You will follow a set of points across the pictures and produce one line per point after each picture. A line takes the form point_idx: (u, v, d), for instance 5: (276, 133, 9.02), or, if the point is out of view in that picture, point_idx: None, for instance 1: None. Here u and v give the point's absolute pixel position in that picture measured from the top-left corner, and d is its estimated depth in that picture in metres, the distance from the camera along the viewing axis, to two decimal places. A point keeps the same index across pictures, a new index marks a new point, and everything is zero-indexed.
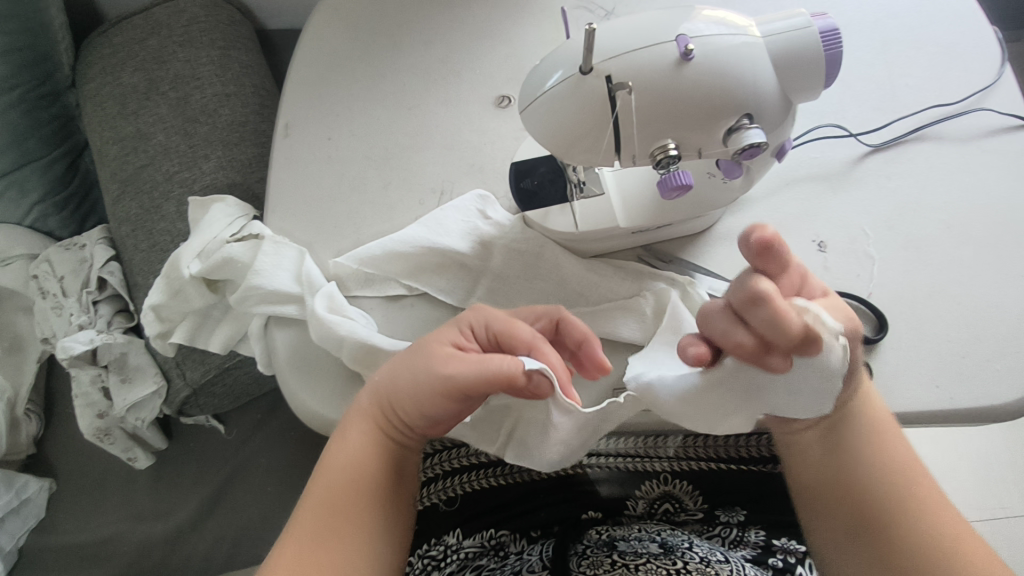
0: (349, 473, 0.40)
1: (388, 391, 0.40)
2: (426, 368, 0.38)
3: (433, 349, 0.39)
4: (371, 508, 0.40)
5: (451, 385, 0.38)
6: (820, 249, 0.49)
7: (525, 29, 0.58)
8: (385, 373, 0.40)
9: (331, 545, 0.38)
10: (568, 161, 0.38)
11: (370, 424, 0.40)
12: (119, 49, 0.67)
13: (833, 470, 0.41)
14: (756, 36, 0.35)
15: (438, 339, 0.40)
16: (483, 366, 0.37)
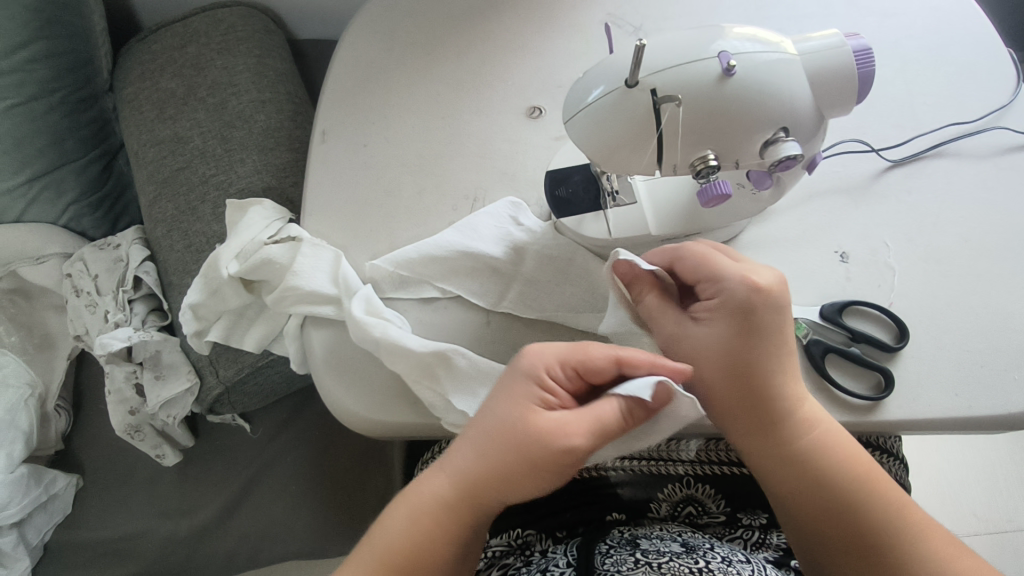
0: (422, 548, 0.39)
1: (474, 461, 0.39)
2: (534, 444, 0.38)
3: (529, 423, 0.38)
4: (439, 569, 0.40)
5: (569, 457, 0.38)
6: (842, 260, 0.51)
7: (556, 44, 0.60)
8: (469, 444, 0.39)
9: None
10: (608, 169, 0.40)
11: (456, 508, 0.40)
12: (158, 56, 0.70)
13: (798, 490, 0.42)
14: (793, 54, 0.37)
15: (530, 408, 0.39)
16: (599, 425, 0.38)
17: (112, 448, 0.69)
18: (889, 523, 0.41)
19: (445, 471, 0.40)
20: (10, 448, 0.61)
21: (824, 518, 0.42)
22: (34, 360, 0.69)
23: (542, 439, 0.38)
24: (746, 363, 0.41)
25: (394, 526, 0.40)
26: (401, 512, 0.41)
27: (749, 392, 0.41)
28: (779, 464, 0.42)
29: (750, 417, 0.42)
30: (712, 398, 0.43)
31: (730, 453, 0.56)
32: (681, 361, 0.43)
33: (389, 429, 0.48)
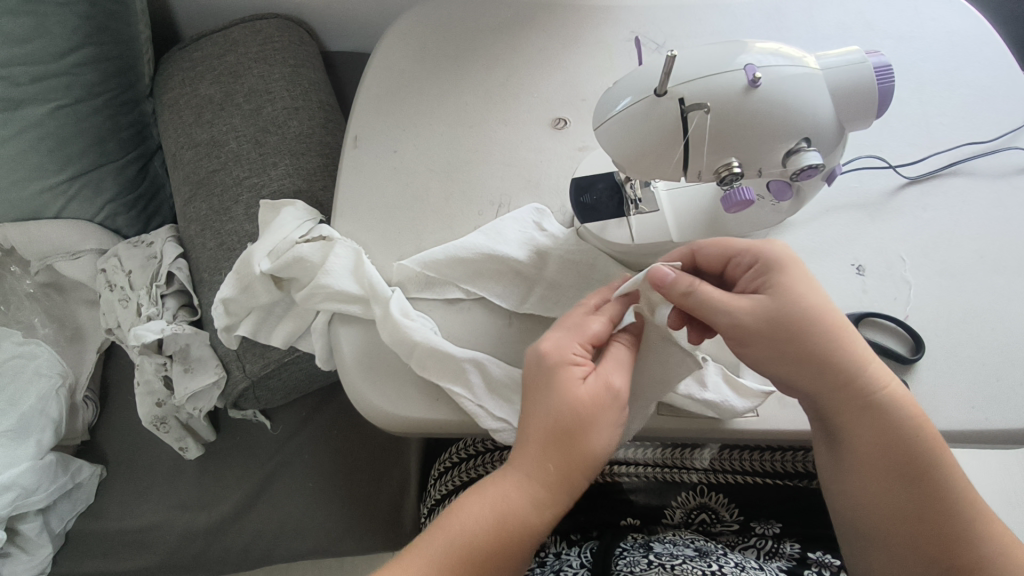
0: (509, 547, 0.39)
1: (566, 450, 0.40)
2: (602, 408, 0.41)
3: (580, 396, 0.40)
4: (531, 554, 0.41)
5: (620, 409, 0.42)
6: (859, 272, 0.52)
7: (581, 59, 0.62)
8: (549, 437, 0.40)
9: None
10: (634, 175, 0.42)
11: (540, 504, 0.40)
12: (198, 64, 0.73)
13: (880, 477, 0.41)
14: (816, 68, 0.39)
15: (572, 381, 0.41)
16: (621, 365, 0.43)
17: (135, 441, 0.71)
18: (950, 493, 0.40)
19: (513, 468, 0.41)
20: (39, 435, 0.63)
21: (881, 483, 0.41)
22: (66, 352, 0.72)
23: (599, 406, 0.41)
24: (802, 321, 0.40)
25: (473, 535, 0.39)
26: (476, 522, 0.40)
27: (810, 353, 0.40)
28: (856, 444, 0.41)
29: (811, 377, 0.41)
30: (786, 370, 0.41)
31: (744, 462, 0.57)
32: (741, 333, 0.41)
33: (417, 427, 0.49)
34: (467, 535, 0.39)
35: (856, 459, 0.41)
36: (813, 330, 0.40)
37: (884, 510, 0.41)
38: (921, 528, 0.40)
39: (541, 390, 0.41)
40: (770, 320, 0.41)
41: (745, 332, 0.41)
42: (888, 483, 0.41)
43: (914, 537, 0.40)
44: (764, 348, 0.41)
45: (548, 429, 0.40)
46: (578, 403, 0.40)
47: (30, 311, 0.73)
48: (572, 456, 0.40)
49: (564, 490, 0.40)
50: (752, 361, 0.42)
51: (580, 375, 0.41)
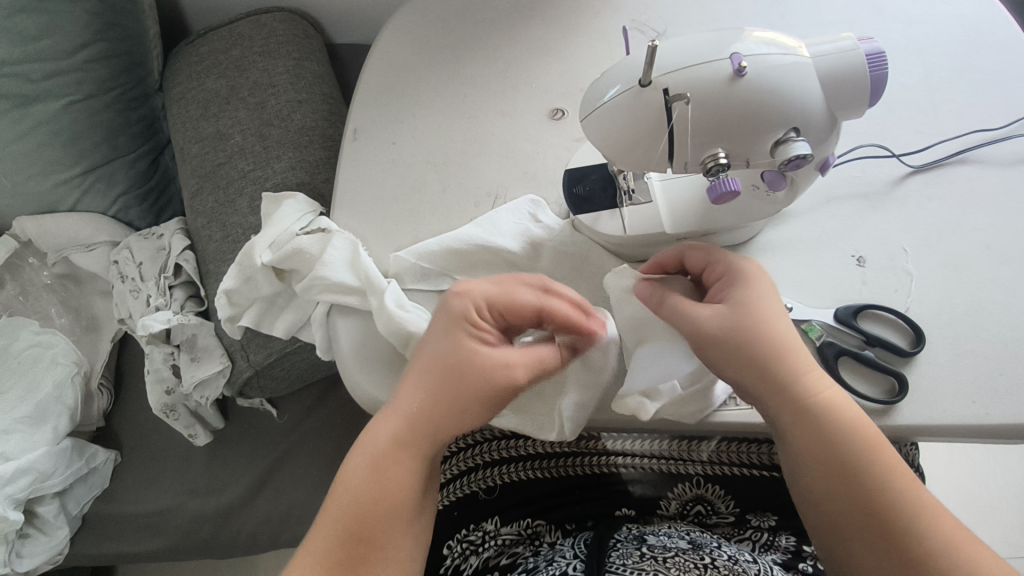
0: (387, 497, 0.40)
1: (442, 403, 0.41)
2: (485, 378, 0.41)
3: (475, 362, 0.41)
4: (398, 507, 0.40)
5: (509, 391, 0.42)
6: (859, 264, 0.51)
7: (580, 48, 0.62)
8: (430, 392, 0.41)
9: (363, 549, 0.39)
10: (622, 167, 0.41)
11: (400, 440, 0.41)
12: (205, 58, 0.74)
13: (827, 470, 0.40)
14: (805, 57, 0.38)
15: (469, 351, 0.42)
16: (529, 359, 0.42)
17: (148, 427, 0.74)
18: (894, 493, 0.39)
19: (382, 418, 0.42)
20: (56, 421, 0.65)
21: (831, 476, 0.40)
22: (82, 341, 0.75)
23: (481, 378, 0.41)
24: (761, 335, 0.41)
25: (351, 483, 0.41)
26: (351, 471, 0.41)
27: (766, 357, 0.41)
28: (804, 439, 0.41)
29: (756, 376, 0.41)
30: (733, 372, 0.42)
31: (745, 455, 0.56)
32: (702, 338, 0.42)
33: None
34: (346, 484, 0.41)
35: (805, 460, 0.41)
36: (766, 340, 0.41)
37: (831, 503, 0.40)
38: (864, 522, 0.39)
39: (438, 347, 0.42)
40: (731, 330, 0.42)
41: (707, 336, 0.42)
42: (836, 477, 0.40)
43: (863, 528, 0.39)
44: (721, 352, 0.42)
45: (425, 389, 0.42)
46: (467, 366, 0.41)
47: (48, 301, 0.76)
48: (447, 415, 0.41)
49: (432, 435, 0.41)
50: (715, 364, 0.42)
51: (478, 344, 0.42)
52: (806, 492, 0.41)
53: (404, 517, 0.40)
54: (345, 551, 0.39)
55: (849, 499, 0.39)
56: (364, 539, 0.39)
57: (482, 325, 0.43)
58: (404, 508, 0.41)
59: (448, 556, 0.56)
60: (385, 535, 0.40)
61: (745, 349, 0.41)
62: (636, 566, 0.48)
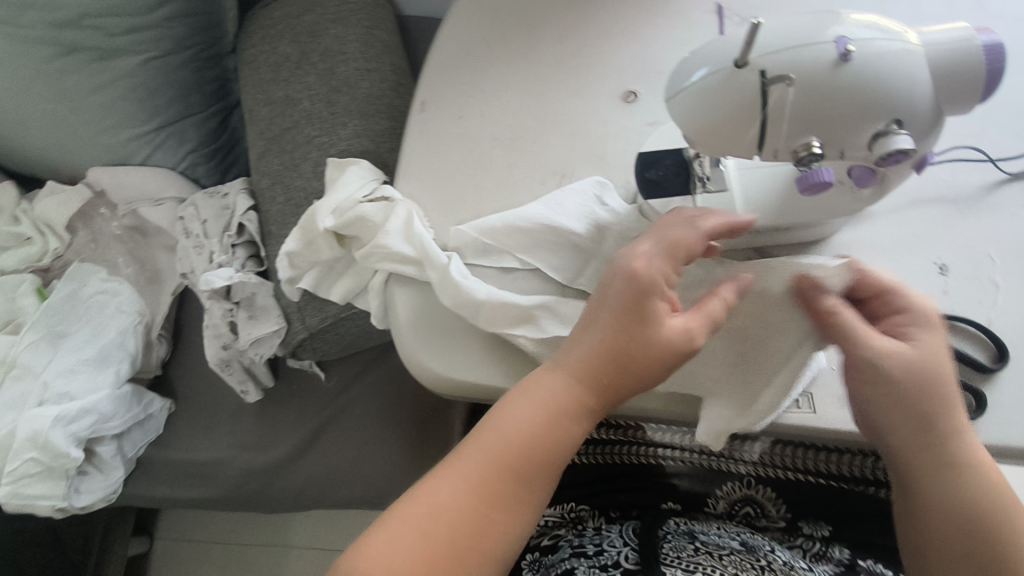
0: (525, 465, 0.39)
1: (617, 360, 0.39)
2: (649, 345, 0.38)
3: (656, 329, 0.38)
4: (531, 484, 0.40)
5: (670, 355, 0.38)
6: (941, 272, 0.48)
7: (658, 30, 0.60)
8: (607, 345, 0.39)
9: (489, 513, 0.39)
10: (705, 152, 0.40)
11: (571, 397, 0.40)
12: (278, 22, 0.74)
13: (950, 524, 0.38)
14: (916, 45, 0.36)
15: (643, 306, 0.38)
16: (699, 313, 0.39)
17: (202, 379, 0.76)
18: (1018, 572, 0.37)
19: (513, 401, 0.40)
20: (118, 366, 0.69)
21: (951, 534, 0.38)
22: (145, 293, 0.78)
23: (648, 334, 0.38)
24: (932, 383, 0.39)
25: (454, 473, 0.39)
26: (462, 458, 0.40)
27: (928, 403, 0.39)
28: (935, 490, 0.39)
29: (907, 420, 0.39)
30: (883, 412, 0.39)
31: (798, 460, 0.55)
32: (876, 374, 0.39)
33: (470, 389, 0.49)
34: (493, 428, 0.40)
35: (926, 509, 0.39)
36: (928, 386, 0.39)
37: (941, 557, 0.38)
38: None
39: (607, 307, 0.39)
40: (911, 374, 0.39)
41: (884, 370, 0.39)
42: (955, 536, 0.38)
43: None
44: (880, 394, 0.39)
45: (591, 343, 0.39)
46: (636, 333, 0.38)
47: (116, 251, 0.79)
48: (625, 375, 0.39)
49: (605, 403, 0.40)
50: (863, 398, 0.40)
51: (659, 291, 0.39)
52: (917, 539, 0.40)
53: (496, 539, 0.39)
54: (477, 510, 0.39)
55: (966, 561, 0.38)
56: (495, 495, 0.39)
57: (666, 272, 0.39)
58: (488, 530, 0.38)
59: None
60: (506, 506, 0.39)
61: (909, 394, 0.39)
62: (692, 560, 0.48)
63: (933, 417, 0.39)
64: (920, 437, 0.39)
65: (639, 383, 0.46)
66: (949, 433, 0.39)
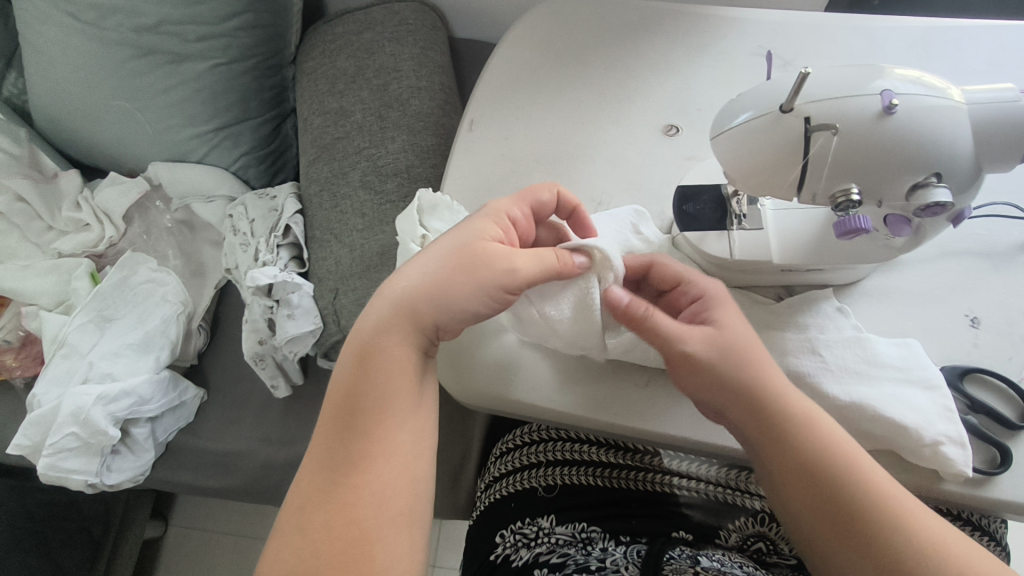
0: (389, 385, 0.43)
1: (449, 278, 0.44)
2: (477, 266, 0.44)
3: (485, 245, 0.45)
4: (407, 400, 0.44)
5: (514, 284, 0.44)
6: (972, 324, 0.48)
7: (702, 68, 0.62)
8: (457, 260, 0.44)
9: (371, 436, 0.42)
10: (744, 191, 0.41)
11: (402, 318, 0.44)
12: (338, 38, 0.78)
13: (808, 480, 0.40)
14: (959, 101, 0.37)
15: (473, 238, 0.45)
16: (541, 261, 0.44)
17: (235, 373, 0.79)
18: (866, 497, 0.39)
19: (340, 371, 0.45)
20: (158, 352, 0.72)
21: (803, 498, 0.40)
22: (190, 284, 0.82)
23: (489, 261, 0.44)
24: (733, 363, 0.42)
25: (330, 444, 0.43)
26: (334, 415, 0.43)
27: (755, 418, 0.42)
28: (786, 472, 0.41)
29: (737, 413, 0.42)
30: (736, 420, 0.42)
31: None
32: (694, 363, 0.43)
33: (493, 403, 0.49)
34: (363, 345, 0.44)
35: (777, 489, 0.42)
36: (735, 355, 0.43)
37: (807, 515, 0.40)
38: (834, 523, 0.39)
39: (468, 234, 0.45)
40: (708, 349, 0.43)
41: (698, 367, 0.43)
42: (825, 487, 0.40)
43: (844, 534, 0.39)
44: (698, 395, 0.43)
45: (421, 279, 0.44)
46: (475, 254, 0.44)
47: (165, 243, 0.84)
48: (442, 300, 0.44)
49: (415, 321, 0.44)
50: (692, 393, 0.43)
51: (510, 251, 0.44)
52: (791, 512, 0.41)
53: (389, 463, 0.42)
54: (360, 436, 0.42)
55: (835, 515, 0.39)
56: (373, 414, 0.43)
57: (511, 207, 0.48)
58: (387, 459, 0.42)
59: (500, 544, 0.59)
60: (389, 424, 0.43)
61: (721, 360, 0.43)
62: None
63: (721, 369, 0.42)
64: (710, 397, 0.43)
65: (662, 414, 0.47)
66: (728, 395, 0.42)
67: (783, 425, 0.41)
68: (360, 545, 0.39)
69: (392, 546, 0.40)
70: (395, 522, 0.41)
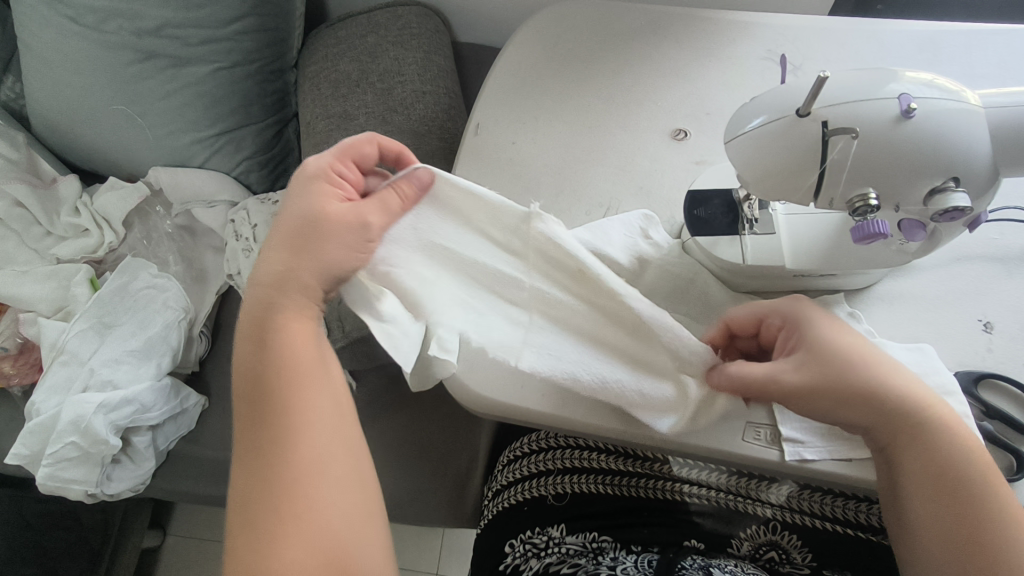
0: (288, 362, 0.41)
1: (298, 254, 0.42)
2: (319, 232, 0.43)
3: (329, 209, 0.43)
4: (314, 371, 0.42)
5: (365, 233, 0.43)
6: (985, 329, 0.48)
7: (710, 72, 0.62)
8: (301, 236, 0.43)
9: (290, 415, 0.40)
10: (759, 195, 0.41)
11: (272, 297, 0.43)
12: (341, 42, 0.78)
13: (948, 482, 0.39)
14: (976, 105, 0.37)
15: (313, 205, 0.43)
16: (383, 204, 0.44)
17: None
18: (997, 507, 0.38)
19: (241, 363, 0.42)
20: (159, 358, 0.71)
21: (937, 505, 0.39)
22: (191, 290, 0.81)
23: (332, 231, 0.43)
24: (861, 366, 0.41)
25: (251, 436, 0.40)
26: (246, 402, 0.41)
27: (895, 419, 0.40)
28: (920, 475, 0.40)
29: (870, 411, 0.41)
30: (863, 421, 0.41)
31: (824, 507, 0.55)
32: (827, 363, 0.41)
33: (504, 411, 0.47)
34: (251, 327, 0.43)
35: (912, 490, 0.40)
36: (870, 361, 0.42)
37: (930, 519, 0.40)
38: (967, 535, 0.38)
39: (298, 206, 0.43)
40: (844, 353, 0.42)
41: (832, 361, 0.41)
42: (962, 492, 0.39)
43: (965, 542, 0.38)
44: (821, 400, 0.41)
45: (281, 258, 0.43)
46: (313, 222, 0.43)
47: (167, 249, 0.84)
48: (295, 277, 0.42)
49: (281, 297, 0.43)
50: (805, 403, 0.42)
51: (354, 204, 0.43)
52: (912, 517, 0.40)
53: (316, 442, 0.40)
54: (276, 417, 0.40)
55: (959, 522, 0.39)
56: (288, 391, 0.41)
57: (341, 167, 0.45)
58: (318, 442, 0.40)
59: (510, 554, 0.58)
60: (307, 401, 0.41)
61: (860, 362, 0.41)
62: None
63: (861, 371, 0.41)
64: (842, 402, 0.41)
65: (667, 420, 0.46)
66: (872, 397, 0.41)
67: (922, 431, 0.40)
68: (319, 534, 0.37)
69: (350, 534, 0.38)
70: (347, 505, 0.39)
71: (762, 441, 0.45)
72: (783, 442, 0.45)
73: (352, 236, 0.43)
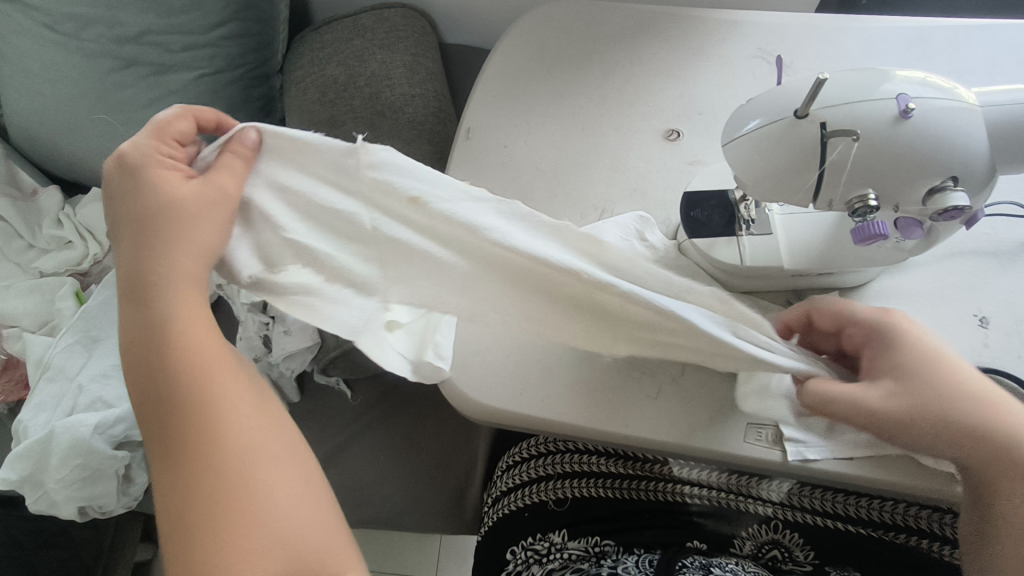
0: (186, 364, 0.38)
1: (157, 253, 0.39)
2: (172, 222, 0.38)
3: (176, 195, 0.39)
4: (221, 367, 0.40)
5: (227, 207, 0.40)
6: (981, 324, 0.48)
7: (700, 71, 0.62)
8: (154, 235, 0.39)
9: (208, 421, 0.38)
10: (757, 197, 0.41)
11: (144, 301, 0.39)
12: (327, 45, 0.76)
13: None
14: (973, 103, 0.37)
15: (155, 199, 0.39)
16: (230, 172, 0.40)
17: None
18: None
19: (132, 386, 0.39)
20: None
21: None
22: None
23: (186, 217, 0.38)
24: (941, 379, 0.40)
25: (172, 448, 0.38)
26: (154, 414, 0.38)
27: (979, 431, 0.40)
28: (1009, 484, 0.39)
29: (948, 424, 0.40)
30: (943, 437, 0.40)
31: (826, 503, 0.55)
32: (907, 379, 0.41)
33: (505, 420, 0.47)
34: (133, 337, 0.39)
35: (999, 499, 0.40)
36: (947, 367, 0.41)
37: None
38: None
39: (140, 205, 0.39)
40: (921, 361, 0.41)
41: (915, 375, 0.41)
42: None
43: None
44: (898, 419, 0.41)
45: (148, 259, 0.39)
46: (160, 215, 0.38)
47: None
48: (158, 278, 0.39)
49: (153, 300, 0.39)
50: (888, 427, 0.41)
51: (204, 181, 0.39)
52: (1003, 528, 0.40)
53: (242, 444, 0.38)
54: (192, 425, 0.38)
55: None
56: (199, 396, 0.38)
57: (165, 149, 0.40)
58: (245, 444, 0.39)
59: (511, 561, 0.58)
60: (224, 402, 0.39)
61: (938, 376, 0.41)
62: None
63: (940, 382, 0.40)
64: (925, 421, 0.40)
65: (669, 423, 0.46)
66: (948, 410, 0.40)
67: (998, 437, 0.40)
68: (272, 537, 0.37)
69: (306, 529, 0.38)
70: (296, 503, 0.39)
71: (763, 441, 0.45)
72: (785, 443, 0.45)
73: (218, 213, 0.39)
